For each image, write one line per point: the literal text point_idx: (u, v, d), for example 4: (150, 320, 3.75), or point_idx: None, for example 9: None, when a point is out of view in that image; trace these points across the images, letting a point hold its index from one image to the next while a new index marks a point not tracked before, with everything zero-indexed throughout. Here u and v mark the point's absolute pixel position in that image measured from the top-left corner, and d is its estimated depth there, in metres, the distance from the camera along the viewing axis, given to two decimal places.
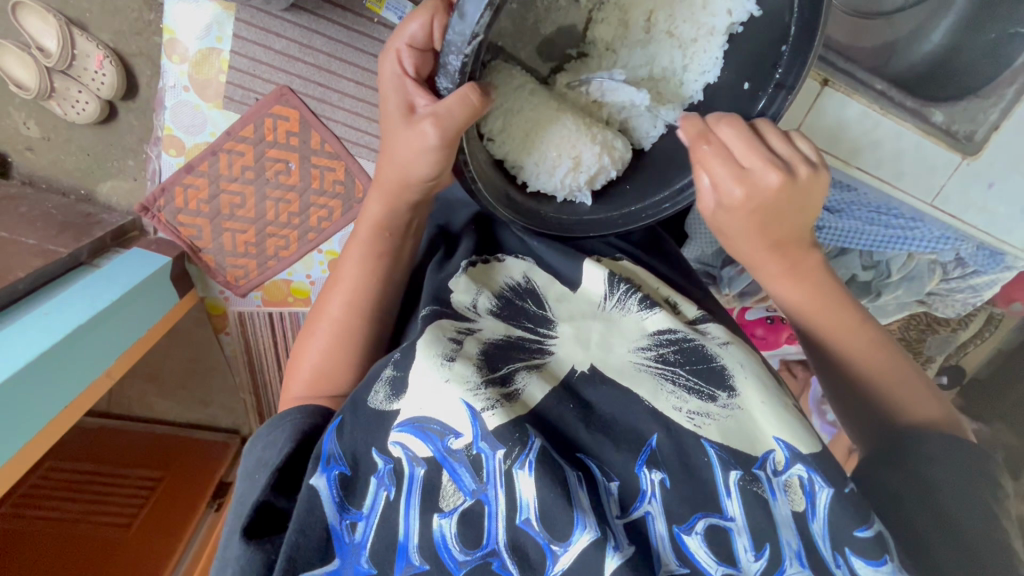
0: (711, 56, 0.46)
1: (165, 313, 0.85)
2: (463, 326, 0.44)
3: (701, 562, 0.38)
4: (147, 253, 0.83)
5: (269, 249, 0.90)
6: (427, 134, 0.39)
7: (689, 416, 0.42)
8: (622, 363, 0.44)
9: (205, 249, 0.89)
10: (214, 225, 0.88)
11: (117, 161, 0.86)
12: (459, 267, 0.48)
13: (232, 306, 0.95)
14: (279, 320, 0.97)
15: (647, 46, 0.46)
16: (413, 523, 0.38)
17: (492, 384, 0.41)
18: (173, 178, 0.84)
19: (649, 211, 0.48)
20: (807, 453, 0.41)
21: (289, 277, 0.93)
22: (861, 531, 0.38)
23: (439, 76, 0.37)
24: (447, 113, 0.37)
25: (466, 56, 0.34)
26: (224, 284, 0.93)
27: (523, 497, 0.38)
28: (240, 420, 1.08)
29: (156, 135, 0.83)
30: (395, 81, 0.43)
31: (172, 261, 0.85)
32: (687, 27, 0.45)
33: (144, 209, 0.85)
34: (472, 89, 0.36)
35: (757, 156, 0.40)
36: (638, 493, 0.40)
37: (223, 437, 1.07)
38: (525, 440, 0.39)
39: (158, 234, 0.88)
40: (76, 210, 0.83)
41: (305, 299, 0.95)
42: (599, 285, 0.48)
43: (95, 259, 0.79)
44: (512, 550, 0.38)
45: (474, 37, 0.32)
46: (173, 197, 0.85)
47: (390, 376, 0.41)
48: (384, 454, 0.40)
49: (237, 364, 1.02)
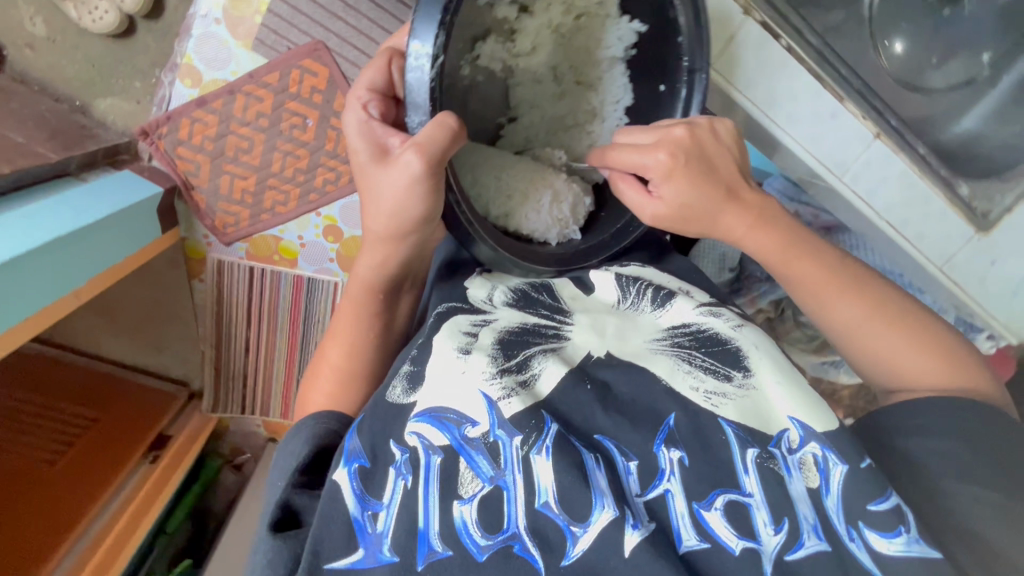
0: (619, 86, 0.61)
1: (150, 243, 0.82)
2: (478, 318, 0.53)
3: (723, 538, 0.41)
4: (138, 178, 0.80)
5: (266, 203, 0.88)
6: (411, 164, 0.45)
7: (706, 396, 0.47)
8: (640, 349, 0.51)
9: (199, 188, 0.85)
10: (215, 166, 0.84)
11: (123, 79, 0.81)
12: (470, 276, 0.59)
13: (213, 252, 0.91)
14: (258, 278, 0.94)
15: (561, 99, 0.63)
16: (433, 512, 0.43)
17: (509, 372, 0.48)
18: (182, 109, 0.80)
19: (631, 227, 0.60)
20: (819, 431, 0.45)
21: (279, 234, 0.91)
22: (877, 504, 0.42)
23: (408, 116, 0.46)
24: (428, 139, 0.44)
25: (431, 80, 0.44)
26: (210, 229, 0.89)
27: (541, 484, 0.43)
28: (191, 372, 1.03)
29: (174, 61, 0.80)
30: (362, 126, 0.51)
31: (162, 192, 0.81)
32: (591, 71, 0.62)
33: (144, 132, 0.81)
34: (447, 115, 0.44)
35: (646, 132, 0.50)
36: (657, 472, 0.44)
37: (170, 388, 1.02)
38: (541, 427, 0.45)
39: (153, 162, 0.83)
40: (70, 120, 0.79)
41: (290, 260, 0.93)
42: (612, 286, 0.58)
43: (83, 173, 0.75)
44: (532, 534, 0.42)
45: (435, 56, 0.43)
46: (178, 127, 0.81)
47: (406, 372, 0.49)
48: (400, 444, 0.46)
49: (204, 312, 0.97)
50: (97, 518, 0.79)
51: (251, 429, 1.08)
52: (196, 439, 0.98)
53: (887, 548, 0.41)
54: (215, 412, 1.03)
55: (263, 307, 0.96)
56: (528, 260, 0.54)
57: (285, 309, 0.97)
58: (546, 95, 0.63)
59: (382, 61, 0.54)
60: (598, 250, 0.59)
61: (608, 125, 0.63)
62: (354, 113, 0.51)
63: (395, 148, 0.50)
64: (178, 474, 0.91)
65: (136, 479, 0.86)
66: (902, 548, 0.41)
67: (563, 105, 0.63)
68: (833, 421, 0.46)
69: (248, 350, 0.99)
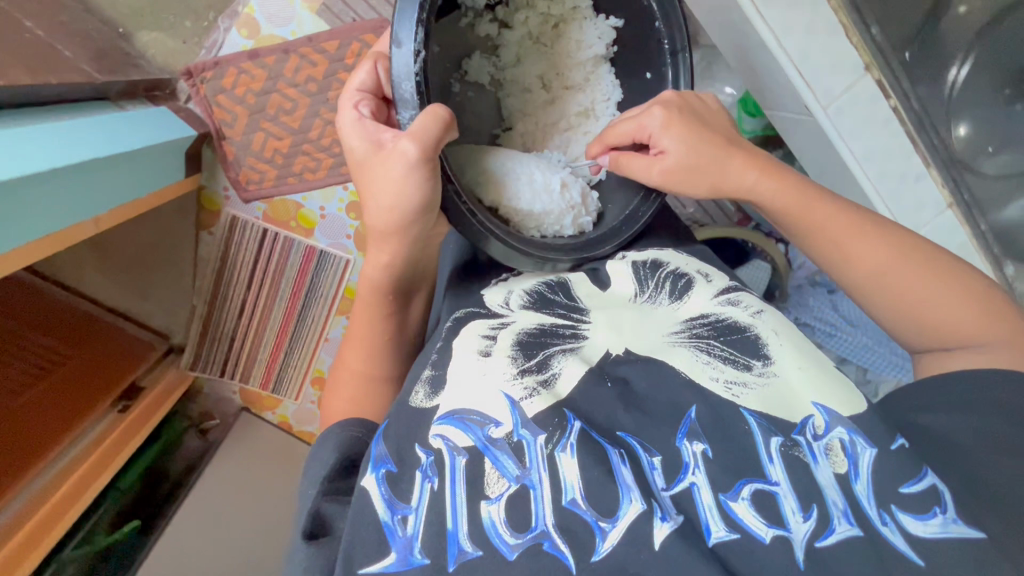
0: (606, 83, 0.62)
1: (168, 183, 0.79)
2: (495, 322, 0.54)
3: (752, 526, 0.43)
4: (169, 115, 0.79)
5: (296, 166, 0.87)
6: (407, 150, 0.46)
7: (727, 387, 0.49)
8: (658, 344, 0.52)
9: (230, 138, 0.85)
10: (252, 120, 0.83)
11: (173, 16, 0.80)
12: (486, 285, 0.61)
13: (229, 208, 0.90)
14: (270, 240, 0.91)
15: (551, 104, 0.63)
16: (462, 514, 0.45)
17: (529, 372, 0.50)
18: (232, 58, 0.80)
19: (640, 215, 0.61)
20: (846, 416, 0.47)
21: (301, 201, 0.90)
22: (906, 487, 0.44)
23: (400, 112, 0.48)
24: (422, 129, 0.46)
25: (415, 74, 0.45)
26: (232, 182, 0.88)
27: (568, 480, 0.45)
28: (175, 325, 0.99)
29: (234, 9, 0.79)
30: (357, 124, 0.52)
31: (196, 136, 0.80)
32: (575, 73, 0.62)
33: (187, 73, 0.81)
34: (438, 106, 0.46)
35: (634, 110, 0.56)
36: (683, 466, 0.46)
37: (148, 339, 0.97)
38: (564, 425, 0.47)
39: (189, 104, 0.83)
40: (114, 46, 0.77)
41: (306, 230, 0.92)
42: (627, 277, 0.58)
43: (121, 101, 0.76)
44: (561, 531, 0.44)
45: (417, 51, 0.44)
46: (224, 75, 0.81)
47: (428, 377, 0.52)
48: (425, 448, 0.49)
49: (205, 264, 0.94)
50: (58, 459, 0.72)
51: (227, 395, 1.04)
52: (168, 396, 0.92)
53: (922, 530, 0.42)
54: (194, 370, 0.99)
55: (268, 273, 0.93)
56: (535, 251, 0.53)
57: (290, 276, 0.94)
58: (537, 101, 0.63)
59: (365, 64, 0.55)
60: (611, 238, 0.60)
61: (603, 122, 0.63)
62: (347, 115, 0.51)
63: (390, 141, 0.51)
64: (146, 431, 0.84)
65: (100, 428, 0.79)
66: (939, 529, 0.42)
67: (553, 109, 0.63)
68: (857, 404, 0.48)
69: (242, 314, 0.95)
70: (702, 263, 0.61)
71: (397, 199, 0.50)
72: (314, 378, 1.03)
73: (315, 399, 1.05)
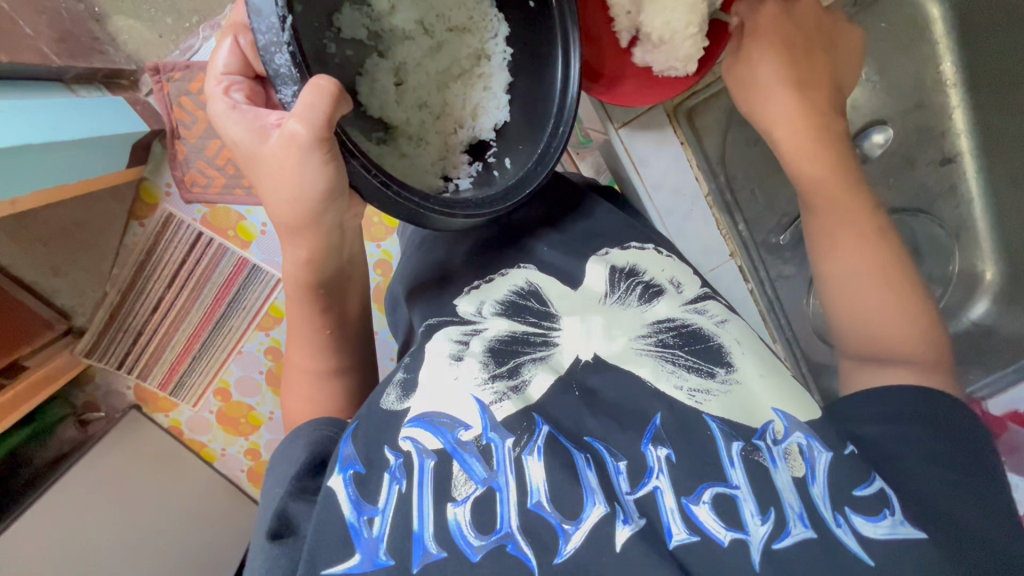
0: (493, 18, 0.53)
1: (109, 172, 0.86)
2: (467, 328, 0.53)
3: (711, 530, 0.42)
4: (127, 108, 0.89)
5: (244, 179, 0.95)
6: (296, 132, 0.40)
7: (691, 394, 0.49)
8: (626, 350, 0.52)
9: (184, 139, 0.94)
10: (210, 127, 0.93)
11: (153, 11, 0.92)
12: (458, 293, 0.58)
13: (168, 203, 0.96)
14: (202, 245, 0.96)
15: (440, 53, 0.53)
16: (427, 514, 0.43)
17: (499, 377, 0.48)
18: (203, 64, 0.91)
19: (553, 144, 0.53)
20: (802, 421, 0.48)
21: (244, 214, 0.96)
22: (860, 489, 0.44)
23: (279, 89, 0.39)
24: (307, 107, 0.39)
25: (289, 43, 0.37)
26: (176, 181, 0.95)
27: (533, 483, 0.44)
28: (83, 308, 0.99)
29: (217, 23, 0.91)
30: (231, 112, 0.45)
31: (148, 131, 0.90)
32: (456, 14, 0.52)
33: (154, 70, 0.91)
34: (319, 76, 0.38)
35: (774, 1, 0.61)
36: (647, 470, 0.45)
37: (49, 316, 0.97)
38: (532, 429, 0.46)
39: (148, 97, 0.93)
40: (85, 28, 0.89)
41: (244, 241, 0.97)
42: (602, 281, 0.57)
43: (75, 85, 0.86)
44: (525, 533, 0.42)
45: (281, 18, 0.36)
46: (190, 78, 0.91)
47: (400, 380, 0.50)
48: (395, 450, 0.46)
49: (129, 257, 0.97)
50: None
51: (119, 389, 1.02)
52: (53, 379, 0.91)
53: (874, 532, 0.42)
54: (89, 357, 0.98)
55: (192, 274, 0.96)
56: (459, 208, 0.46)
57: (215, 284, 0.97)
58: (425, 54, 0.52)
59: (224, 42, 0.48)
60: (529, 179, 0.52)
61: (497, 63, 0.54)
62: (218, 104, 0.45)
63: (274, 123, 0.44)
64: (20, 411, 0.84)
65: None
66: (888, 530, 0.42)
67: (443, 59, 0.53)
68: (815, 411, 0.49)
69: (156, 310, 0.97)
70: (678, 266, 0.59)
71: (290, 189, 0.44)
72: (219, 389, 1.02)
73: (215, 409, 1.04)
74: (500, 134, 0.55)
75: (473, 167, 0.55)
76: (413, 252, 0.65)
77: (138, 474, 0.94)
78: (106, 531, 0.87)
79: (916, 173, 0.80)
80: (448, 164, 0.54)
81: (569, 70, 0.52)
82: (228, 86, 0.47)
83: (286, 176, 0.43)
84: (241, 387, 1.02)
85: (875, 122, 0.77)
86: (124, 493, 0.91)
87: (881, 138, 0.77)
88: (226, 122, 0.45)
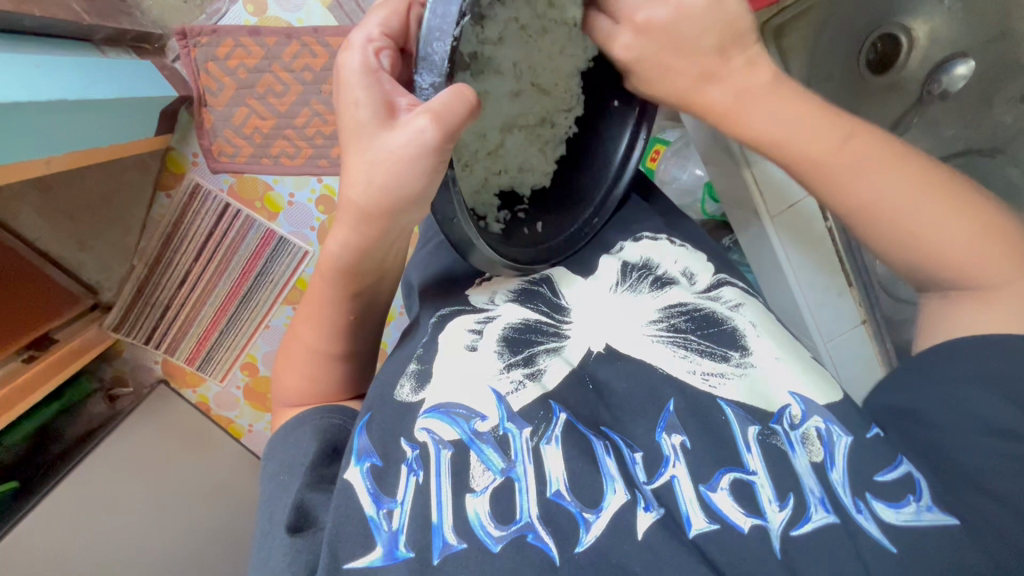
0: (573, 94, 0.51)
1: (136, 139, 0.85)
2: (481, 316, 0.51)
3: (732, 517, 0.41)
4: (155, 72, 0.88)
5: (273, 150, 0.95)
6: (424, 132, 0.35)
7: (703, 377, 0.47)
8: (638, 337, 0.50)
9: (211, 107, 0.93)
10: (238, 94, 0.92)
11: None
12: (468, 284, 0.55)
13: (195, 173, 0.98)
14: (230, 216, 0.98)
15: (516, 100, 0.46)
16: (445, 506, 0.41)
17: (515, 367, 0.47)
18: (231, 30, 0.89)
19: (585, 230, 0.54)
20: (821, 404, 0.47)
21: (271, 184, 0.97)
22: (880, 476, 0.44)
23: (420, 72, 0.35)
24: (445, 109, 0.34)
25: (457, 37, 0.33)
26: (204, 151, 0.95)
27: (552, 473, 0.42)
28: (108, 283, 1.01)
29: None
30: (367, 75, 0.37)
31: (176, 98, 0.89)
32: (548, 76, 0.47)
33: (179, 34, 0.89)
34: (466, 86, 0.34)
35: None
36: (661, 459, 0.44)
37: (77, 291, 0.99)
38: (550, 418, 0.45)
39: (176, 64, 0.93)
40: None
41: (271, 213, 0.98)
42: (614, 272, 0.54)
43: (104, 46, 0.85)
44: (545, 522, 0.41)
45: (461, 14, 0.33)
46: (218, 44, 0.90)
47: (415, 371, 0.48)
48: (411, 441, 0.44)
49: (155, 229, 0.99)
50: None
51: (148, 363, 1.06)
52: (81, 352, 0.93)
53: (895, 518, 0.42)
54: (117, 332, 1.00)
55: (219, 247, 0.98)
56: (503, 254, 0.44)
57: (243, 257, 0.99)
58: (501, 93, 0.45)
59: (394, 1, 0.41)
60: (560, 250, 0.52)
61: (559, 135, 0.52)
62: (356, 62, 0.37)
63: (404, 111, 0.38)
64: (54, 380, 0.84)
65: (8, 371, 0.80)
66: (912, 517, 0.42)
67: (515, 108, 0.46)
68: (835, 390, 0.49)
69: (185, 280, 0.99)
70: (691, 255, 0.56)
71: (388, 175, 0.38)
72: (245, 364, 1.07)
73: (242, 385, 1.09)
74: (535, 197, 0.53)
75: (503, 213, 0.50)
76: (428, 234, 0.64)
77: (158, 447, 0.96)
78: (129, 491, 0.88)
79: (994, 112, 0.76)
80: (480, 201, 0.47)
81: (632, 153, 0.53)
82: (379, 50, 0.38)
83: (386, 164, 0.38)
84: (268, 361, 1.07)
85: (958, 54, 0.75)
86: (145, 458, 0.93)
87: (963, 71, 0.76)
88: (350, 84, 0.38)
